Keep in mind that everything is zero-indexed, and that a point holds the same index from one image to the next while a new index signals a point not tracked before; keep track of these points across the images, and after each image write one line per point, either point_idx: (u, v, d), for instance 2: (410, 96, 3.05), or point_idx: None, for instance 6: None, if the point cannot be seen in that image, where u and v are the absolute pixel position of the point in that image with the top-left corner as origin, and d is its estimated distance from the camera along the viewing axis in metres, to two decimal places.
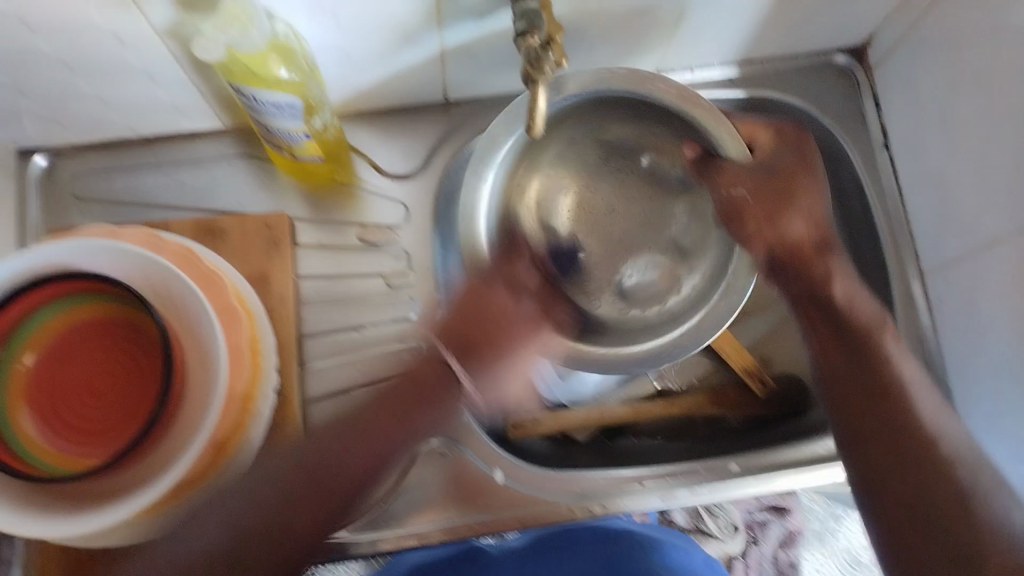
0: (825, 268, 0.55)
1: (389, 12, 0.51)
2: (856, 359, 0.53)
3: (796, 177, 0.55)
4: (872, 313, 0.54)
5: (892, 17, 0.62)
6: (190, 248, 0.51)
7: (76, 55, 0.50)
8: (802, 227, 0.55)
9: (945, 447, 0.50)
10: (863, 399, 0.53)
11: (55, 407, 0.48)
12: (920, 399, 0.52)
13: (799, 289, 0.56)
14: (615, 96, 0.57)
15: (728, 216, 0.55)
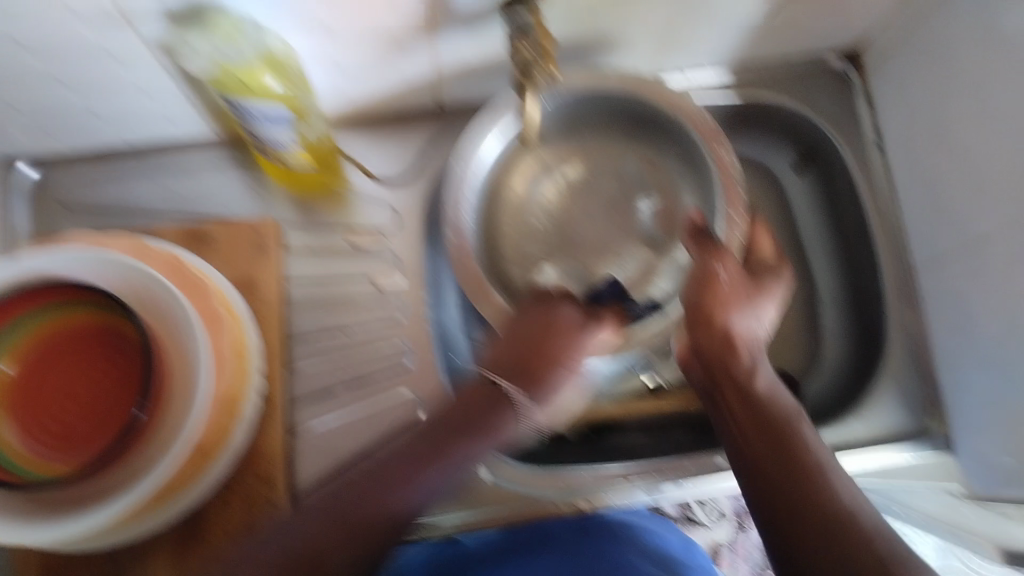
0: (751, 360, 0.51)
1: (378, 23, 0.51)
2: (773, 442, 0.47)
3: (772, 279, 0.54)
4: (789, 406, 0.49)
5: (884, 18, 0.62)
6: (178, 257, 0.51)
7: (64, 69, 0.50)
8: (763, 329, 0.53)
9: (844, 504, 0.43)
10: (782, 476, 0.45)
11: (34, 412, 0.46)
12: (832, 469, 0.45)
13: (711, 371, 0.51)
14: (647, 117, 0.62)
15: (696, 282, 0.52)
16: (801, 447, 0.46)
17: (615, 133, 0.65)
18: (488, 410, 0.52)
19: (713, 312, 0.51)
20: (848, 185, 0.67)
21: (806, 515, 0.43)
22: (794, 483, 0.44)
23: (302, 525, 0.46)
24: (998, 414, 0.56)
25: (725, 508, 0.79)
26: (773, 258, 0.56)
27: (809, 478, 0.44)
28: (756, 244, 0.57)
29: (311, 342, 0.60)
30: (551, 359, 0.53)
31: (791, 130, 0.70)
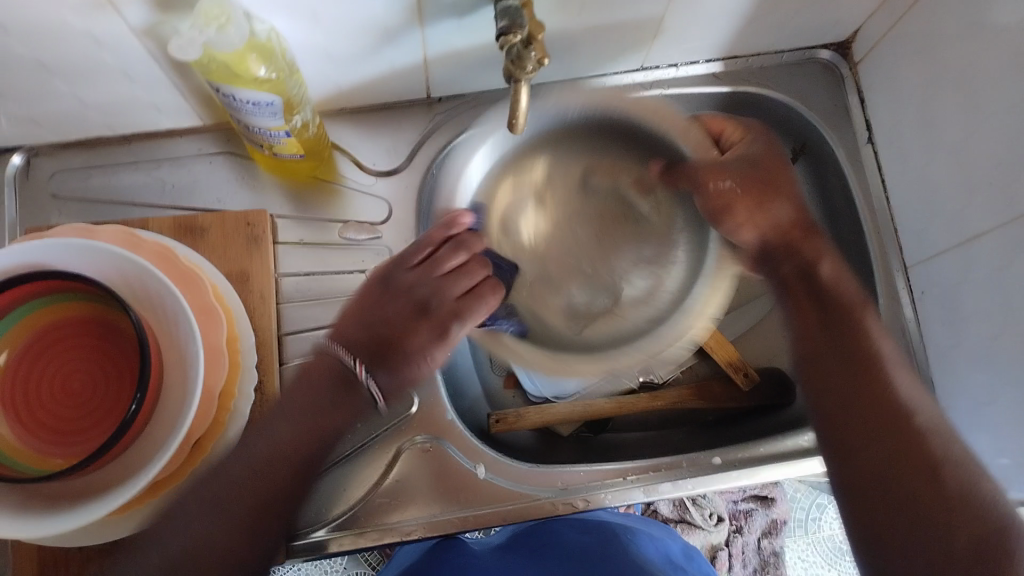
0: (815, 249, 0.58)
1: (371, 12, 0.50)
2: (833, 335, 0.54)
3: (774, 169, 0.60)
4: (853, 291, 0.56)
5: (875, 14, 0.63)
6: (168, 249, 0.51)
7: (51, 56, 0.49)
8: (793, 212, 0.59)
9: (922, 418, 0.50)
10: (843, 379, 0.53)
11: (29, 408, 0.46)
12: (898, 373, 0.52)
13: (789, 268, 0.58)
14: (608, 125, 0.65)
15: (714, 206, 0.61)
16: (860, 338, 0.54)
17: (594, 140, 0.66)
18: (343, 394, 0.53)
19: (726, 211, 0.60)
20: (841, 183, 0.68)
21: (873, 407, 0.51)
22: (893, 413, 0.50)
23: (239, 460, 0.49)
24: (991, 407, 0.56)
25: (720, 510, 0.80)
26: (740, 136, 0.60)
27: (875, 386, 0.51)
28: (721, 134, 0.61)
29: (306, 338, 0.59)
30: (388, 344, 0.56)
31: (783, 123, 0.70)
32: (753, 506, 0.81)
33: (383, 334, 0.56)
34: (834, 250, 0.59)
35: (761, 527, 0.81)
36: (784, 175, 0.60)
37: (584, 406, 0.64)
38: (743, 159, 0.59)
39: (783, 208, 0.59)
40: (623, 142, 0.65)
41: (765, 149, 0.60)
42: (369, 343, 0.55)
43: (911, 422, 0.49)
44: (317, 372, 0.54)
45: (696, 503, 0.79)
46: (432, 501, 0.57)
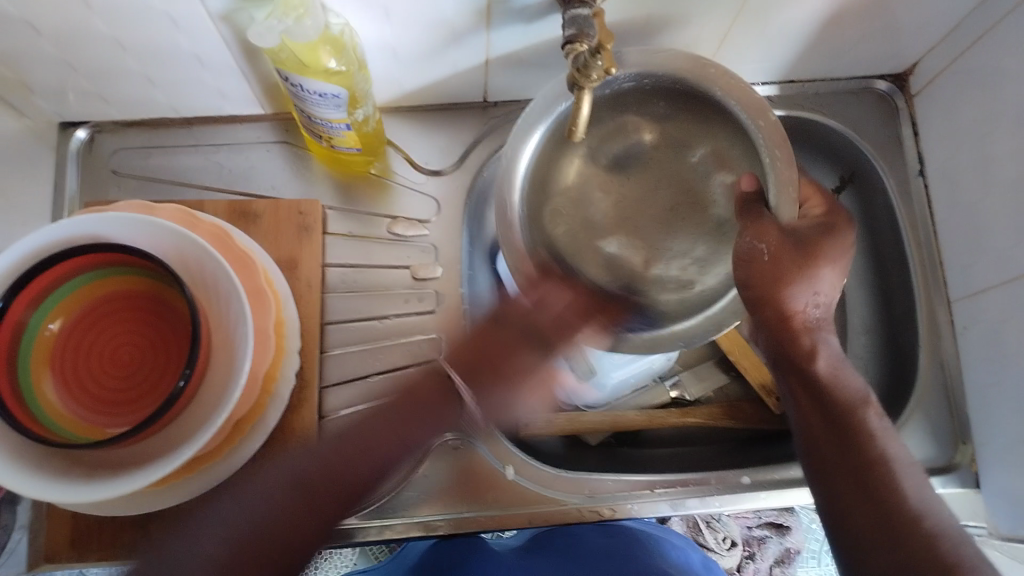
0: (812, 345, 0.51)
1: (440, 12, 0.51)
2: (839, 431, 0.49)
3: (824, 244, 0.50)
4: (854, 388, 0.51)
5: (937, 48, 0.63)
6: (223, 228, 0.52)
7: (128, 35, 0.50)
8: (806, 301, 0.50)
9: (914, 497, 0.47)
10: (849, 485, 0.48)
11: (77, 373, 0.47)
12: (908, 477, 0.48)
13: (777, 352, 0.52)
14: (683, 91, 0.54)
15: (739, 263, 0.49)
16: (866, 441, 0.49)
17: (675, 118, 0.57)
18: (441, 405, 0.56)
19: (769, 289, 0.48)
20: (889, 215, 0.68)
21: (882, 514, 0.46)
22: (878, 480, 0.48)
23: (303, 454, 0.51)
24: None
25: (734, 535, 0.77)
26: (820, 212, 0.53)
27: (886, 491, 0.47)
28: (804, 201, 0.54)
29: (348, 328, 0.60)
30: (494, 364, 0.57)
31: (835, 151, 0.70)
32: (768, 533, 0.77)
33: (497, 351, 0.57)
34: (834, 344, 0.52)
35: (774, 555, 0.77)
36: (830, 251, 0.50)
37: (614, 416, 0.64)
38: (785, 232, 0.49)
39: (827, 281, 0.50)
40: (716, 119, 0.55)
41: (819, 233, 0.51)
42: (471, 362, 0.57)
43: (914, 514, 0.46)
44: (425, 390, 0.56)
45: (709, 525, 0.77)
46: (461, 498, 0.58)
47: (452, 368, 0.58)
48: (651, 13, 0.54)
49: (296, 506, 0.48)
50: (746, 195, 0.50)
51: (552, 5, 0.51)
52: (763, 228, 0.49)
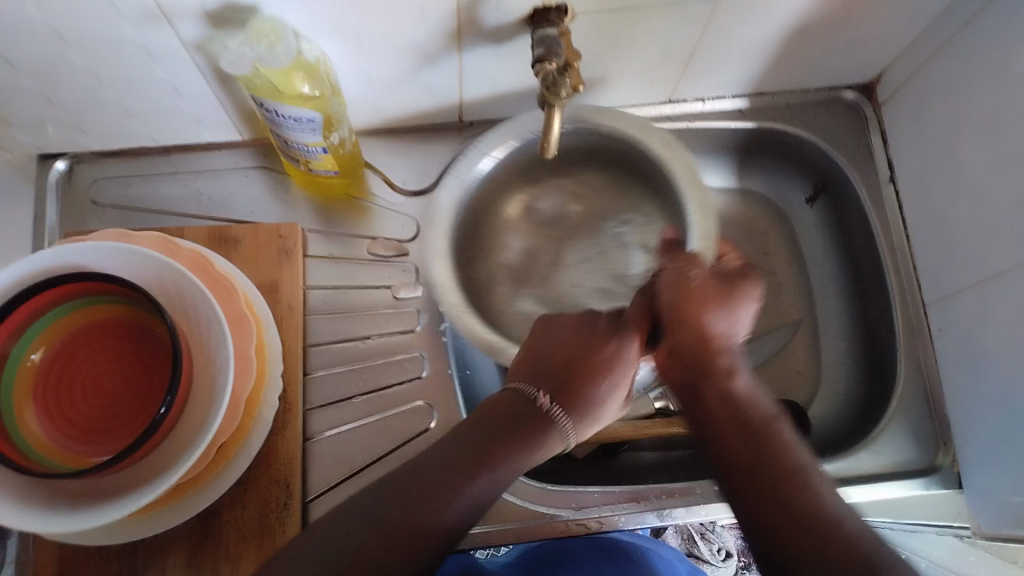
0: (731, 363, 0.49)
1: (410, 36, 0.52)
2: (749, 438, 0.44)
3: (748, 286, 0.52)
4: (768, 411, 0.46)
5: (902, 57, 0.64)
6: (202, 254, 0.52)
7: (102, 65, 0.51)
8: (726, 327, 0.50)
9: (846, 518, 0.38)
10: (765, 494, 0.41)
11: (60, 403, 0.47)
12: (825, 482, 0.41)
13: (682, 366, 0.49)
14: (612, 148, 0.63)
15: (677, 298, 0.51)
16: (779, 449, 0.43)
17: (616, 187, 0.66)
18: (533, 425, 0.48)
19: (690, 310, 0.50)
20: (863, 221, 0.69)
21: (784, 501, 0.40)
22: (776, 467, 0.42)
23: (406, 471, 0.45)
24: (1004, 449, 0.56)
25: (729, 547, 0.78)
26: (739, 261, 0.54)
27: (789, 486, 0.40)
28: (722, 254, 0.56)
29: (331, 349, 0.61)
30: (576, 368, 0.51)
31: (808, 159, 0.72)
32: None
33: (569, 360, 0.51)
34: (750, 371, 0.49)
35: None
36: (739, 295, 0.51)
37: (601, 427, 0.63)
38: (715, 271, 0.52)
39: (745, 315, 0.51)
40: (641, 187, 0.65)
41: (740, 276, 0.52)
42: (555, 375, 0.50)
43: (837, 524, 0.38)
44: (506, 407, 0.49)
45: (704, 537, 0.79)
46: None
47: (535, 386, 0.50)
48: (621, 31, 0.55)
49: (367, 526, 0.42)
50: (671, 241, 0.56)
51: (520, 26, 0.52)
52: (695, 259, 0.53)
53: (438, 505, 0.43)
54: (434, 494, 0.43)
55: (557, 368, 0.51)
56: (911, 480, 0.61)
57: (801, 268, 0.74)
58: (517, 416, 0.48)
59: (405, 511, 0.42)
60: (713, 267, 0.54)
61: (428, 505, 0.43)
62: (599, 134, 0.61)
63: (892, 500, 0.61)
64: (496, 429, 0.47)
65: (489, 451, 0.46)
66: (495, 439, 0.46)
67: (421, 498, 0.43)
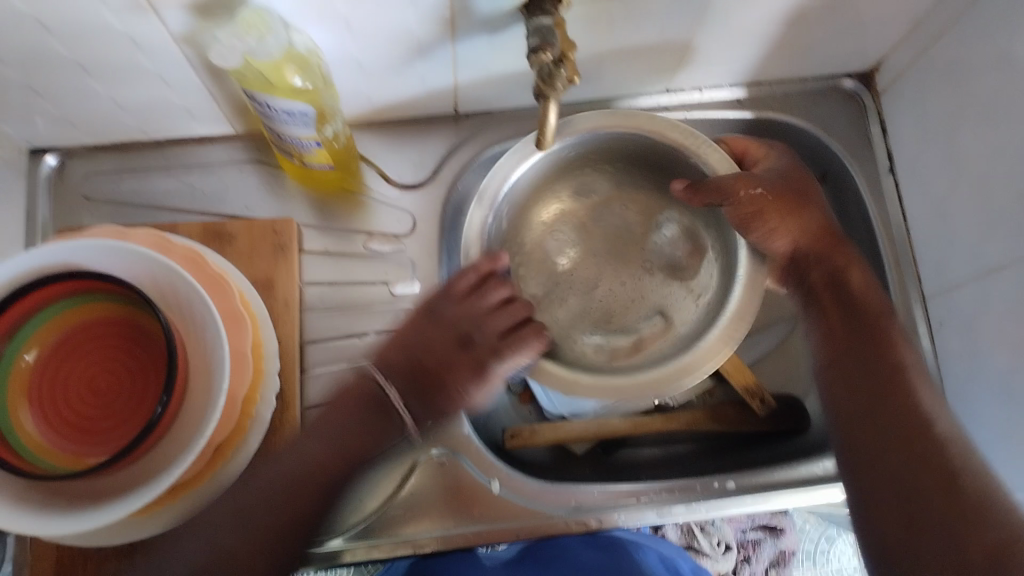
0: (847, 258, 0.58)
1: (403, 25, 0.51)
2: (864, 346, 0.55)
3: (800, 180, 0.59)
4: (880, 300, 0.57)
5: (901, 45, 0.63)
6: (197, 252, 0.51)
7: (91, 58, 0.50)
8: (801, 225, 0.57)
9: (941, 423, 0.50)
10: (877, 411, 0.52)
11: (55, 404, 0.46)
12: (931, 385, 0.52)
13: (816, 280, 0.58)
14: (642, 147, 0.62)
15: (743, 217, 0.56)
16: (889, 353, 0.54)
17: (649, 183, 0.65)
18: (377, 413, 0.55)
19: (759, 213, 0.56)
20: (862, 212, 0.68)
21: (903, 416, 0.50)
22: (887, 383, 0.52)
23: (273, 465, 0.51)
24: (1006, 440, 0.56)
25: (728, 538, 0.77)
26: (763, 156, 0.60)
27: (903, 396, 0.51)
28: (743, 153, 0.61)
29: (328, 346, 0.60)
30: (432, 373, 0.55)
31: (806, 150, 0.71)
32: (762, 535, 0.77)
33: (427, 364, 0.56)
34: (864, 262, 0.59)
35: (769, 557, 0.77)
36: (806, 184, 0.59)
37: (599, 423, 0.64)
38: (771, 182, 0.57)
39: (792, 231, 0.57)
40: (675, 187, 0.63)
41: (793, 172, 0.59)
42: (415, 375, 0.55)
43: (933, 429, 0.49)
44: (355, 390, 0.55)
45: (704, 530, 0.77)
46: (446, 515, 0.57)
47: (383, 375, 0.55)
48: (617, 19, 0.54)
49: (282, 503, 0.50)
50: (685, 190, 0.57)
51: (515, 15, 0.51)
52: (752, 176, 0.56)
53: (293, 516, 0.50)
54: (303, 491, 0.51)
55: (417, 357, 0.56)
56: None
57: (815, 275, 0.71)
58: (360, 406, 0.54)
59: (268, 512, 0.50)
60: (759, 180, 0.57)
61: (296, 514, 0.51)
62: (619, 128, 0.60)
63: None
64: (362, 415, 0.54)
65: (345, 437, 0.53)
66: (344, 453, 0.53)
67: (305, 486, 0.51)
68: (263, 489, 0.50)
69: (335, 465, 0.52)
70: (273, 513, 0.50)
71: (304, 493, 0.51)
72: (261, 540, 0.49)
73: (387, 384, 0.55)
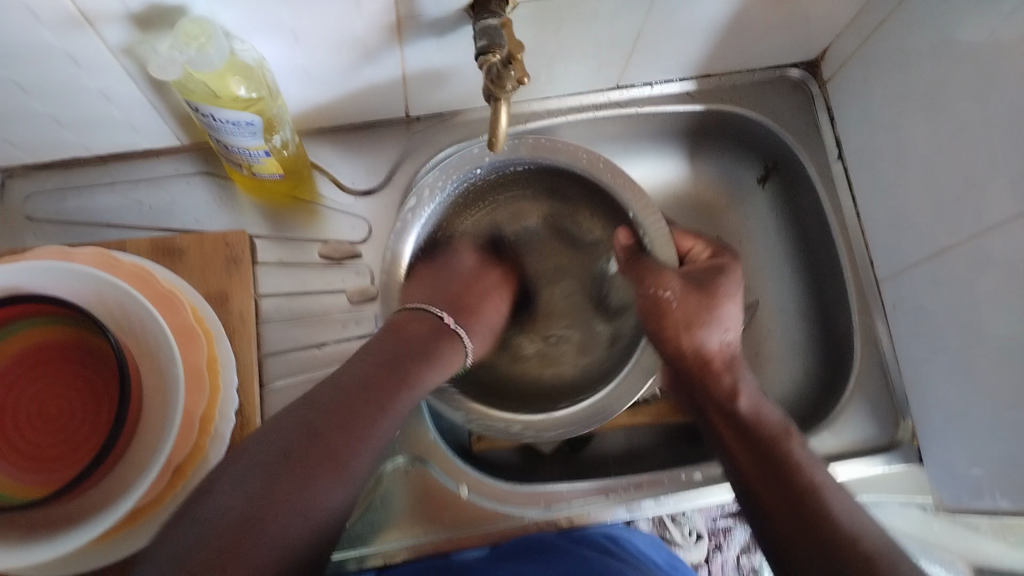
0: (732, 382, 0.54)
1: (351, 31, 0.50)
2: (768, 467, 0.50)
3: (721, 282, 0.57)
4: (777, 419, 0.53)
5: (844, 34, 0.65)
6: (144, 269, 0.50)
7: (26, 76, 0.48)
8: (718, 341, 0.55)
9: (864, 540, 0.45)
10: (785, 517, 0.48)
11: (4, 434, 0.45)
12: (838, 500, 0.48)
13: (704, 401, 0.55)
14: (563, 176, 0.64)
15: (652, 316, 0.56)
16: (794, 471, 0.49)
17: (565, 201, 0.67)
18: (426, 341, 0.54)
19: (678, 327, 0.55)
20: (813, 201, 0.70)
21: (814, 541, 0.46)
22: (790, 490, 0.48)
23: (235, 485, 0.41)
24: (959, 417, 0.58)
25: (699, 527, 0.77)
26: (706, 255, 0.60)
27: (814, 516, 0.47)
28: (687, 251, 0.62)
29: (285, 359, 0.59)
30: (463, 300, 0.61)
31: (757, 139, 0.72)
32: (733, 522, 0.78)
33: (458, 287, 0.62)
34: (755, 385, 0.56)
35: (739, 543, 0.78)
36: (727, 289, 0.57)
37: None
38: (684, 280, 0.56)
39: (732, 313, 0.56)
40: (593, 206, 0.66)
41: (714, 271, 0.58)
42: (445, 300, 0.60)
43: (853, 551, 0.44)
44: (412, 333, 0.54)
45: (675, 520, 0.77)
46: (417, 523, 0.57)
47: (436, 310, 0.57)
48: (566, 17, 0.54)
49: (290, 454, 0.43)
50: (626, 248, 0.60)
51: (463, 16, 0.51)
52: (664, 277, 0.56)
53: (336, 483, 0.44)
54: (339, 432, 0.45)
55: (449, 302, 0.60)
56: (870, 456, 0.63)
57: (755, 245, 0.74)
58: (410, 336, 0.54)
59: (276, 494, 0.42)
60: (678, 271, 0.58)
61: (292, 498, 0.42)
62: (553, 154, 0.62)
63: (854, 477, 0.62)
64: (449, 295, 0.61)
65: (403, 365, 0.50)
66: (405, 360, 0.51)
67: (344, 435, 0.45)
68: (278, 446, 0.43)
69: (362, 418, 0.46)
70: (284, 459, 0.43)
71: (338, 451, 0.45)
72: (274, 530, 0.40)
73: (446, 315, 0.58)
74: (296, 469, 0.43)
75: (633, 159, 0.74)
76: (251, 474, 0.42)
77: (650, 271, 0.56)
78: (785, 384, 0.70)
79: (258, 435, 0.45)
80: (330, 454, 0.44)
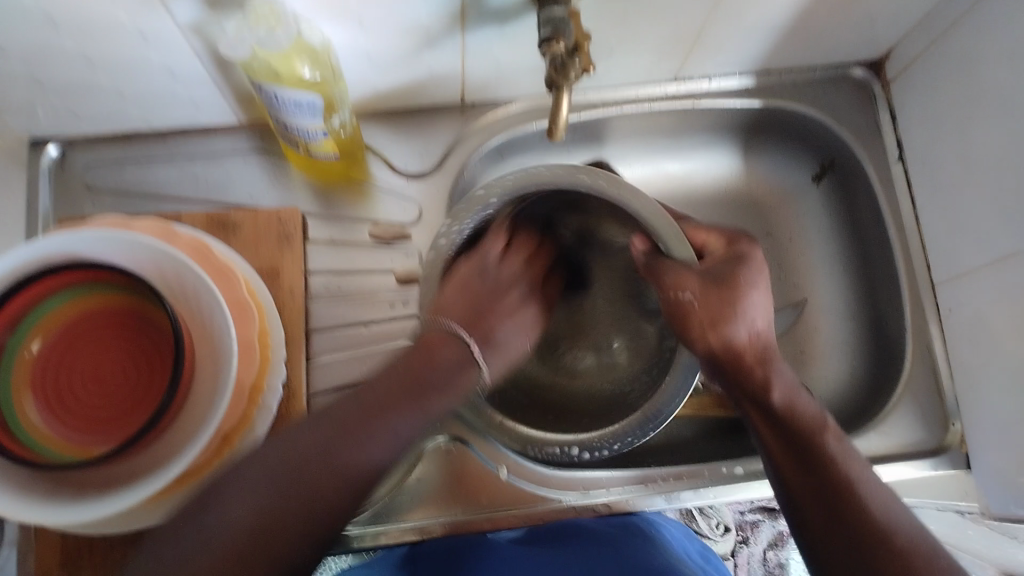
0: (767, 374, 0.49)
1: (412, 15, 0.50)
2: (801, 457, 0.47)
3: (742, 273, 0.50)
4: (813, 412, 0.49)
5: (911, 35, 0.63)
6: (202, 241, 0.51)
7: (96, 50, 0.49)
8: (747, 332, 0.49)
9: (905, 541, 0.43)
10: (822, 511, 0.45)
11: (60, 393, 0.46)
12: (876, 497, 0.46)
13: (734, 389, 0.50)
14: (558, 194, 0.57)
15: (674, 318, 0.50)
16: (831, 465, 0.46)
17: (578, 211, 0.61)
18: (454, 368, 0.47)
19: (703, 328, 0.49)
20: (870, 202, 0.68)
21: (856, 538, 0.44)
22: (828, 482, 0.46)
23: (249, 471, 0.41)
24: (1014, 429, 0.56)
25: (726, 521, 0.77)
26: (724, 249, 0.53)
27: (852, 509, 0.45)
28: (702, 246, 0.54)
29: (333, 334, 0.60)
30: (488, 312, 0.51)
31: (815, 136, 0.71)
32: (762, 517, 0.77)
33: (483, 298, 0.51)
34: (790, 370, 0.51)
35: (768, 539, 0.77)
36: (750, 278, 0.50)
37: None
38: (704, 272, 0.49)
39: (756, 303, 0.50)
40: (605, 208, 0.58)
41: (733, 266, 0.51)
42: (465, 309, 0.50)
43: (898, 552, 0.43)
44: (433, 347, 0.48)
45: (702, 512, 0.77)
46: (453, 502, 0.57)
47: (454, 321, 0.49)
48: (628, 8, 0.54)
49: (308, 456, 0.41)
50: (643, 255, 0.52)
51: (527, 5, 0.50)
52: (683, 278, 0.48)
53: (345, 481, 0.41)
54: (366, 432, 0.42)
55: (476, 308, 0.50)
56: (916, 459, 0.61)
57: (806, 245, 0.73)
58: (440, 359, 0.47)
59: (288, 493, 0.40)
60: (700, 269, 0.50)
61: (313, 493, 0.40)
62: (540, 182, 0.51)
63: (899, 478, 0.61)
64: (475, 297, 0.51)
65: (421, 386, 0.45)
66: (415, 383, 0.45)
67: (365, 432, 0.42)
68: (294, 453, 0.42)
69: (380, 408, 0.44)
70: (301, 456, 0.41)
71: (362, 454, 0.42)
72: (308, 489, 0.41)
73: (460, 328, 0.49)
74: (313, 474, 0.41)
75: (686, 152, 0.73)
76: (272, 463, 0.41)
77: (669, 271, 0.49)
78: (831, 384, 0.69)
79: (298, 424, 0.44)
80: (361, 454, 0.42)
